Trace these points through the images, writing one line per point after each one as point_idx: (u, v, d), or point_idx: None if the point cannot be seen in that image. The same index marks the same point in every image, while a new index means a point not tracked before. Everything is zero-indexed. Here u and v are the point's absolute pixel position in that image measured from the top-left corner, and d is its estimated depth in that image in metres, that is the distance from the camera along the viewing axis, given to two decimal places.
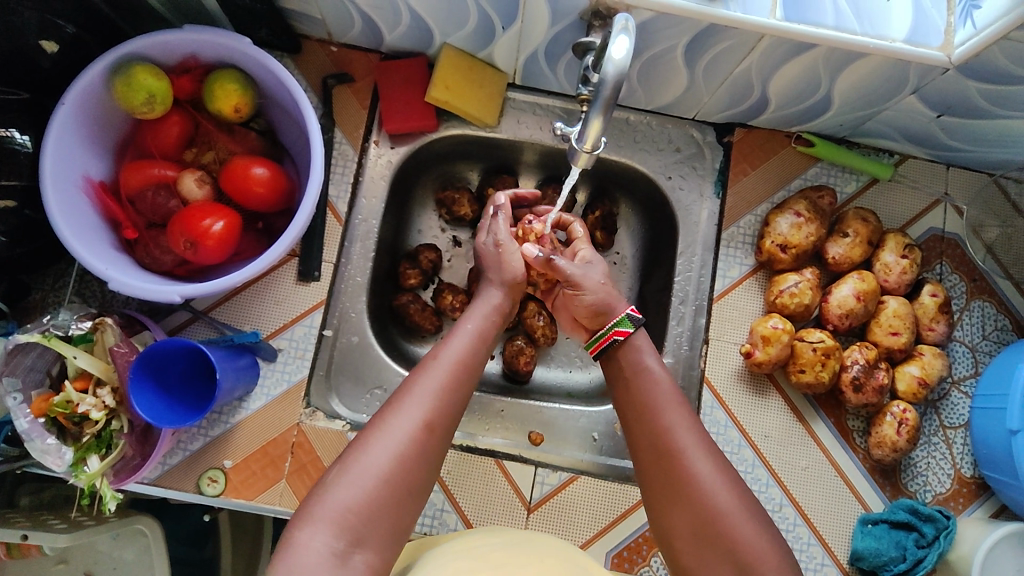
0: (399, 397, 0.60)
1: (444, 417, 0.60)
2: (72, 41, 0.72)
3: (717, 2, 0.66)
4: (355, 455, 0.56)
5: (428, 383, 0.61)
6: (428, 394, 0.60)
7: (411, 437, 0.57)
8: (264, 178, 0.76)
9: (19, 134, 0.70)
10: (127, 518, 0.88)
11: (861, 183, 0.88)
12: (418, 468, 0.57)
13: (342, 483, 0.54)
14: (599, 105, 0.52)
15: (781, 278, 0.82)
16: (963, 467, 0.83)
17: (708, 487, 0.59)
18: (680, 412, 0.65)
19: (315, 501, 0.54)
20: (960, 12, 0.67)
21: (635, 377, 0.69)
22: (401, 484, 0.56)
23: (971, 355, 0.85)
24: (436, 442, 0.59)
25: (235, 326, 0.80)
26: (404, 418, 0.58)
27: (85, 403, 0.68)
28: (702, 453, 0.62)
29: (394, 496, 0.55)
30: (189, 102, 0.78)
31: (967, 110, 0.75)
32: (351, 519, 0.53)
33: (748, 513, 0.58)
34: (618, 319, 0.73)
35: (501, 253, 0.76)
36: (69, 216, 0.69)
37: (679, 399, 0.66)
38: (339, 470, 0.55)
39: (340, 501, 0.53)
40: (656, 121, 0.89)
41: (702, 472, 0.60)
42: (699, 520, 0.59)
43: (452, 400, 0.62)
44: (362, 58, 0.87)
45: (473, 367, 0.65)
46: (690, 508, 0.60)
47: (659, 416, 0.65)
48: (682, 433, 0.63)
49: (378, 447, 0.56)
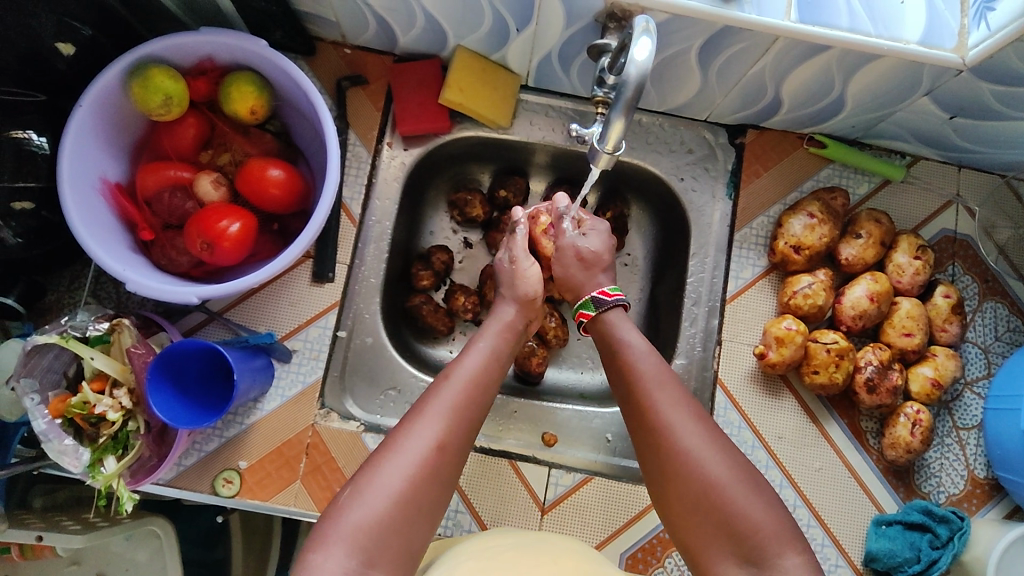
0: (411, 418, 0.60)
1: (457, 437, 0.60)
2: (89, 43, 0.73)
3: (732, 4, 0.66)
4: (366, 476, 0.56)
5: (442, 403, 0.61)
6: (441, 413, 0.60)
7: (423, 458, 0.57)
8: (279, 179, 0.76)
9: (37, 135, 0.70)
10: (140, 520, 0.89)
11: (873, 184, 0.88)
12: (431, 489, 0.57)
13: (355, 504, 0.55)
14: (620, 107, 0.52)
15: (795, 279, 0.83)
16: (977, 468, 0.83)
17: (698, 456, 0.59)
18: (665, 385, 0.65)
19: (329, 520, 0.54)
20: (974, 14, 0.67)
21: (619, 354, 0.69)
22: (414, 506, 0.56)
23: (984, 356, 0.85)
24: (448, 463, 0.59)
25: (249, 326, 0.81)
26: (417, 441, 0.58)
27: (102, 403, 0.69)
28: (689, 423, 0.62)
29: (407, 517, 0.55)
30: (205, 104, 0.78)
31: (980, 111, 0.76)
32: (363, 540, 0.53)
33: (742, 482, 0.58)
34: (583, 301, 0.75)
35: (515, 267, 0.76)
36: (87, 217, 0.69)
37: (664, 372, 0.66)
38: (352, 491, 0.56)
39: (353, 522, 0.54)
40: (668, 123, 0.90)
41: (690, 443, 0.60)
42: (693, 490, 0.59)
43: (466, 420, 0.61)
44: (376, 60, 0.87)
45: (487, 387, 0.65)
46: (682, 479, 0.60)
47: (644, 389, 0.64)
48: (667, 405, 0.63)
49: (391, 468, 0.56)
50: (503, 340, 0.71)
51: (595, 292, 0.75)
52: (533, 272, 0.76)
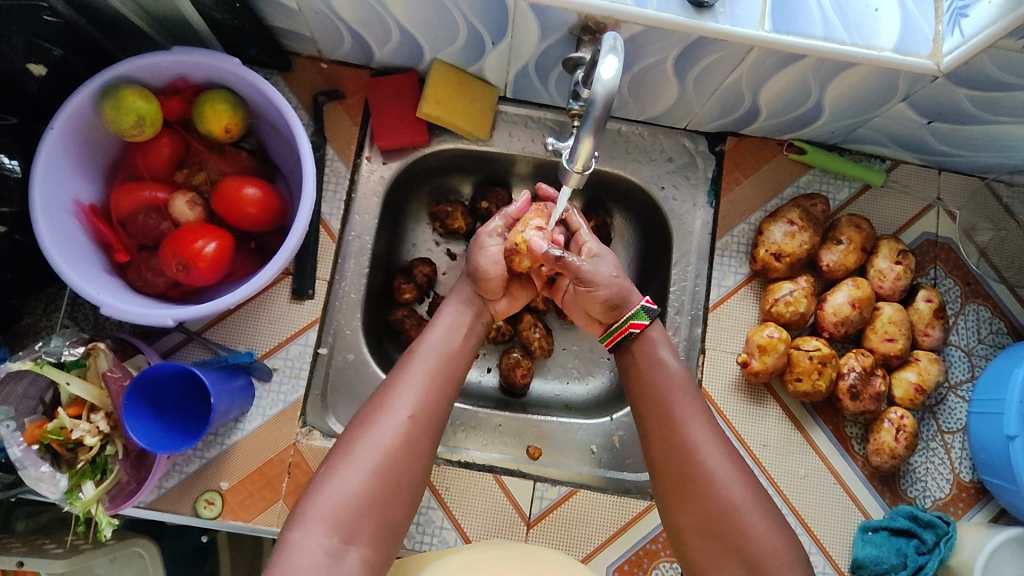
0: (386, 394, 0.62)
1: (430, 411, 0.62)
2: (60, 63, 0.72)
3: (705, 15, 0.66)
4: (344, 454, 0.58)
5: (412, 379, 0.63)
6: (413, 386, 0.63)
7: (399, 432, 0.60)
8: (255, 198, 0.75)
9: (8, 158, 0.69)
10: (125, 540, 0.88)
11: (853, 190, 0.88)
12: (406, 464, 0.59)
13: (332, 481, 0.57)
14: (589, 125, 0.52)
15: (776, 287, 0.82)
16: (962, 472, 0.83)
17: (719, 480, 0.61)
18: (690, 405, 0.65)
19: (307, 501, 0.56)
20: (948, 20, 0.67)
21: (645, 369, 0.69)
22: (393, 481, 0.58)
23: (967, 359, 0.86)
24: (422, 434, 0.61)
25: (229, 346, 0.80)
26: (390, 416, 0.60)
27: (79, 428, 0.68)
28: (713, 444, 0.63)
29: (385, 489, 0.58)
30: (179, 123, 0.78)
31: (957, 116, 0.76)
32: (342, 515, 0.55)
33: (756, 507, 0.60)
34: (633, 311, 0.72)
35: (478, 243, 0.78)
36: (59, 240, 0.68)
37: (689, 385, 0.67)
38: (329, 469, 0.58)
39: (330, 500, 0.56)
40: (648, 132, 0.90)
41: (713, 466, 0.62)
42: (707, 511, 0.61)
43: (438, 394, 0.64)
44: (353, 75, 0.87)
45: (453, 358, 0.67)
46: (698, 499, 0.61)
47: (671, 403, 0.65)
48: (692, 426, 0.64)
49: (368, 443, 0.59)
50: (465, 314, 0.73)
51: (646, 300, 0.72)
52: (493, 254, 0.76)
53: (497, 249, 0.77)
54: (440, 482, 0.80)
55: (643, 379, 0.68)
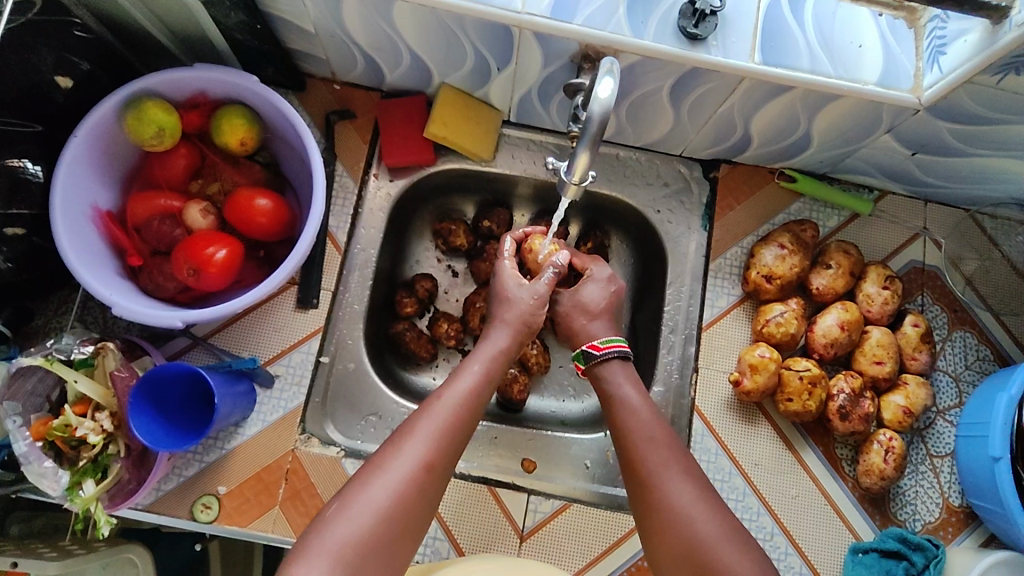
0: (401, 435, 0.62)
1: (446, 453, 0.62)
2: (86, 77, 0.76)
3: (699, 46, 0.70)
4: (353, 492, 0.59)
5: (430, 424, 0.63)
6: (431, 428, 0.63)
7: (412, 472, 0.60)
8: (267, 209, 0.78)
9: (32, 164, 0.73)
10: (115, 547, 0.89)
11: (843, 218, 0.92)
12: (416, 503, 0.60)
13: (341, 518, 0.57)
14: (586, 141, 0.55)
15: (767, 308, 0.85)
16: (951, 496, 0.84)
17: (692, 518, 0.61)
18: (658, 446, 0.66)
19: (314, 537, 0.56)
20: (927, 57, 0.71)
21: (614, 411, 0.71)
22: (400, 522, 0.58)
23: (955, 384, 0.87)
24: (436, 478, 0.61)
25: (233, 352, 0.82)
26: (405, 456, 0.60)
27: (83, 426, 0.69)
28: (683, 483, 0.64)
29: (394, 532, 0.58)
30: (197, 136, 0.81)
31: (939, 148, 0.79)
32: (349, 554, 0.56)
33: (731, 544, 0.60)
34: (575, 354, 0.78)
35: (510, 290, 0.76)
36: (76, 242, 0.71)
37: (660, 429, 0.68)
38: (339, 506, 0.58)
39: (339, 536, 0.56)
40: (645, 158, 0.93)
41: (681, 503, 0.62)
42: (683, 549, 0.61)
43: (457, 434, 0.64)
44: (364, 97, 0.91)
45: (478, 405, 0.67)
46: (674, 537, 0.61)
47: (642, 450, 0.66)
48: (660, 466, 0.65)
49: (379, 483, 0.59)
50: (496, 363, 0.71)
51: (584, 343, 0.76)
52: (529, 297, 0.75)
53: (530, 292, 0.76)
54: None
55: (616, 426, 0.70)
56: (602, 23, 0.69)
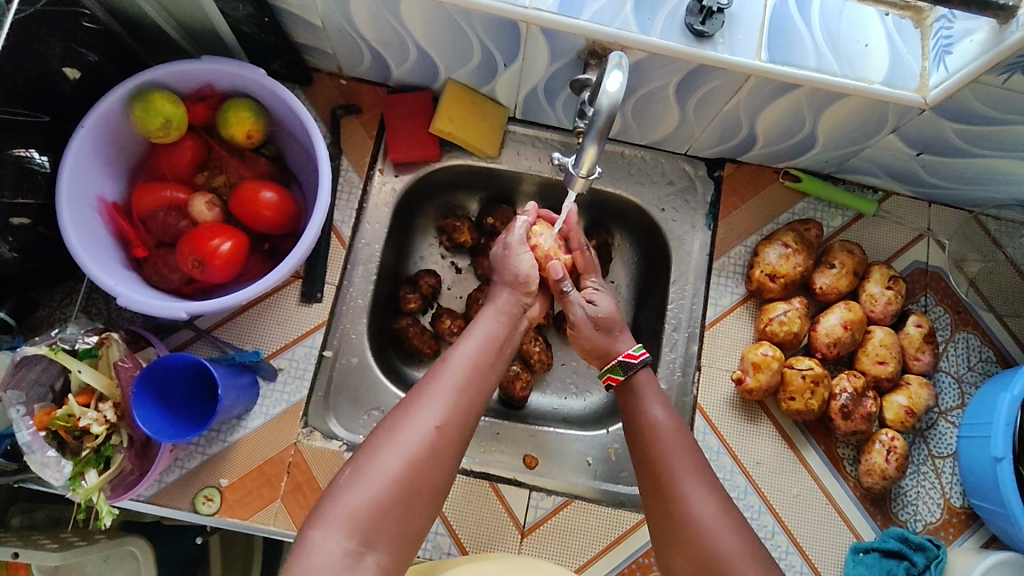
0: (415, 403, 0.63)
1: (457, 418, 0.63)
2: (94, 68, 0.77)
3: (706, 44, 0.70)
4: (365, 459, 0.59)
5: (441, 388, 0.64)
6: (443, 396, 0.64)
7: (425, 439, 0.61)
8: (272, 202, 0.78)
9: (38, 154, 0.73)
10: (118, 539, 0.89)
11: (847, 218, 0.92)
12: (430, 467, 0.60)
13: (354, 484, 0.58)
14: (592, 135, 0.55)
15: (771, 307, 0.85)
16: (953, 497, 0.84)
17: (713, 532, 0.61)
18: (683, 455, 0.67)
19: (327, 504, 0.57)
20: (934, 57, 0.71)
21: (639, 423, 0.70)
22: (413, 487, 0.59)
23: (957, 385, 0.87)
24: (450, 443, 0.62)
25: (236, 345, 0.82)
26: (417, 423, 0.61)
27: (86, 417, 0.70)
28: (704, 495, 0.64)
29: (407, 497, 0.59)
30: (203, 128, 0.81)
31: (944, 148, 0.79)
32: (360, 521, 0.56)
33: (750, 561, 0.59)
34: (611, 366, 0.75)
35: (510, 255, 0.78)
36: (81, 232, 0.71)
37: (683, 439, 0.68)
38: (351, 473, 0.59)
39: (350, 503, 0.57)
40: (650, 156, 0.93)
41: (703, 518, 0.62)
42: (703, 564, 0.60)
43: (467, 399, 0.65)
44: (370, 92, 0.91)
45: (488, 367, 0.68)
46: (692, 549, 0.61)
47: (666, 458, 0.66)
48: (683, 479, 0.65)
49: (392, 450, 0.60)
50: (501, 324, 0.74)
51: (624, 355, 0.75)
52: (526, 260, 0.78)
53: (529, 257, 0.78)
54: None
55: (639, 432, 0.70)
56: (609, 19, 0.69)
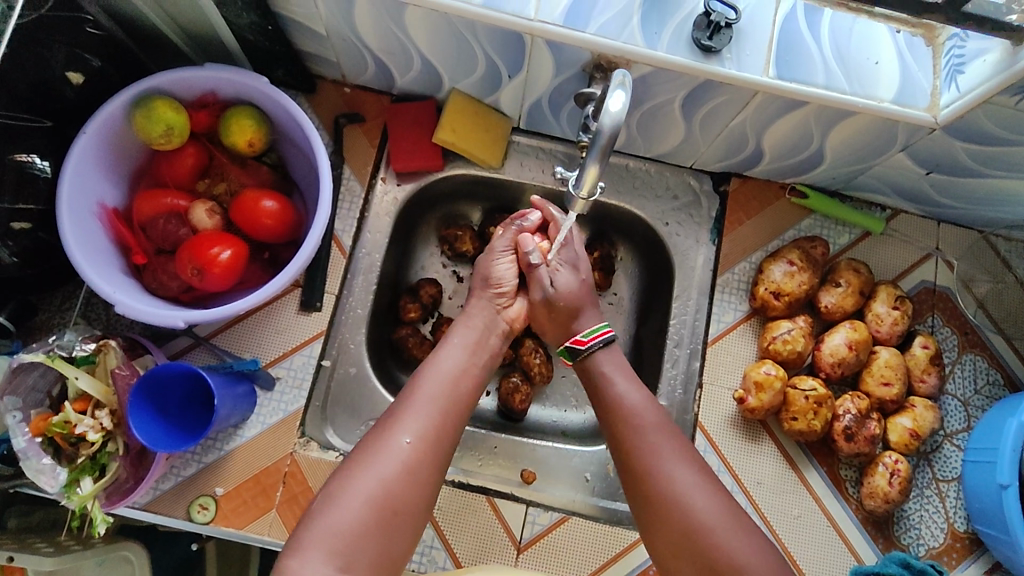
0: (389, 420, 0.64)
1: (433, 437, 0.63)
2: (97, 73, 0.77)
3: (713, 59, 0.69)
4: (341, 482, 0.59)
5: (415, 407, 0.64)
6: (417, 413, 0.64)
7: (401, 459, 0.61)
8: (273, 210, 0.78)
9: (40, 159, 0.73)
10: (113, 544, 0.89)
11: (854, 236, 0.90)
12: (408, 489, 0.60)
13: (331, 509, 0.57)
14: (595, 154, 0.54)
15: (774, 325, 0.84)
16: (957, 522, 0.82)
17: (687, 497, 0.62)
18: (648, 423, 0.68)
19: (304, 530, 0.57)
20: (945, 76, 0.70)
21: (606, 400, 0.72)
22: (391, 508, 0.59)
23: (963, 408, 0.86)
24: (426, 461, 0.62)
25: (234, 353, 0.82)
26: (393, 441, 0.61)
27: (82, 424, 0.69)
28: (676, 463, 0.65)
29: (384, 517, 0.58)
30: (206, 135, 0.81)
31: (955, 168, 0.78)
32: (340, 543, 0.56)
33: (726, 520, 0.61)
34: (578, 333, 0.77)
35: (489, 258, 0.80)
36: (81, 238, 0.71)
37: (654, 411, 0.69)
38: (326, 498, 0.58)
39: (329, 525, 0.56)
40: (655, 169, 0.92)
41: (677, 484, 0.63)
42: (678, 527, 0.62)
43: (444, 417, 0.65)
44: (374, 100, 0.91)
45: (462, 387, 0.69)
46: (669, 516, 0.62)
47: (635, 431, 0.68)
48: (655, 448, 0.66)
49: (367, 471, 0.59)
50: (475, 337, 0.75)
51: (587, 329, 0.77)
52: (503, 263, 0.80)
53: (505, 261, 0.80)
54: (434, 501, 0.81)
55: (608, 408, 0.71)
56: (615, 33, 0.69)
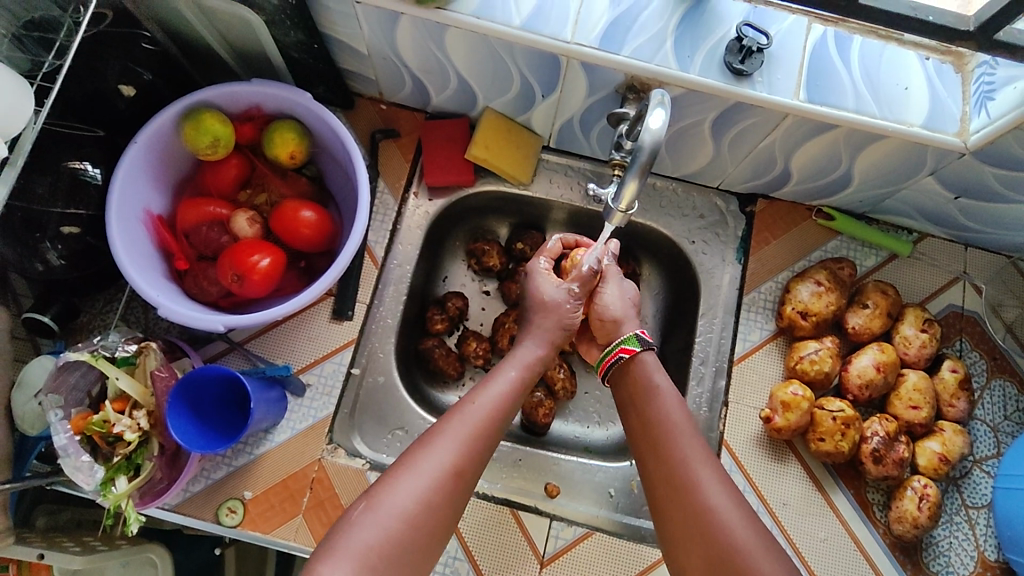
0: (427, 438, 0.64)
1: (469, 461, 0.63)
2: (149, 86, 0.80)
3: (745, 82, 0.71)
4: (379, 493, 0.59)
5: (458, 424, 0.65)
6: (452, 435, 0.64)
7: (436, 479, 0.61)
8: (312, 221, 0.80)
9: (92, 167, 0.75)
10: (137, 546, 0.89)
11: (880, 258, 0.91)
12: (438, 510, 0.60)
13: (364, 520, 0.57)
14: (635, 170, 0.56)
15: (801, 345, 0.84)
16: (987, 550, 0.81)
17: (731, 524, 0.60)
18: (693, 442, 0.67)
19: (338, 537, 0.56)
20: (975, 102, 0.71)
21: (651, 414, 0.70)
22: (422, 526, 0.59)
23: (993, 434, 0.85)
24: (459, 484, 0.62)
25: (267, 358, 0.84)
26: (430, 461, 0.61)
27: (121, 423, 0.71)
28: (718, 486, 0.63)
29: (414, 534, 0.58)
30: (249, 147, 0.84)
31: (983, 193, 0.79)
32: (371, 557, 0.55)
33: (767, 551, 0.58)
34: (624, 337, 0.76)
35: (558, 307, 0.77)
36: (128, 244, 0.73)
37: (695, 432, 0.68)
38: (363, 507, 0.58)
39: (362, 538, 0.56)
40: (681, 189, 0.94)
41: (719, 508, 0.61)
42: (717, 554, 0.59)
43: (480, 443, 0.65)
44: (409, 117, 0.94)
45: (508, 412, 0.69)
46: (710, 544, 0.60)
47: (677, 450, 0.66)
48: (696, 467, 0.64)
49: (403, 484, 0.59)
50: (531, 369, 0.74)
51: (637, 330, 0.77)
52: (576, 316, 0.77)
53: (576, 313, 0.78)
54: None
55: (650, 422, 0.70)
56: (649, 56, 0.71)
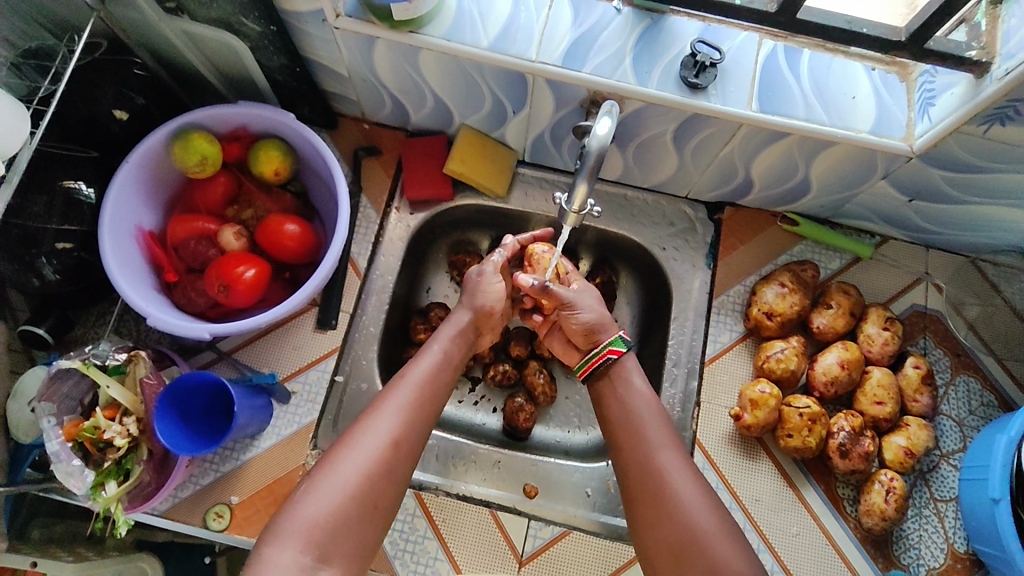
0: (367, 416, 0.67)
1: (408, 436, 0.67)
2: (141, 110, 0.85)
3: (700, 94, 0.75)
4: (323, 473, 0.62)
5: (396, 402, 0.68)
6: (391, 412, 0.67)
7: (377, 455, 0.64)
8: (295, 234, 0.84)
9: (85, 186, 0.80)
10: (127, 556, 0.93)
11: (844, 261, 0.94)
12: (381, 485, 0.63)
13: (309, 499, 0.60)
14: (584, 173, 0.60)
15: (769, 344, 0.87)
16: (956, 542, 0.83)
17: (692, 510, 0.63)
18: (663, 433, 0.70)
19: (284, 516, 0.59)
20: (918, 108, 0.75)
21: (623, 406, 0.73)
22: (367, 501, 0.62)
23: (959, 429, 0.88)
24: (399, 459, 0.65)
25: (254, 367, 0.87)
26: (370, 438, 0.64)
27: (111, 429, 0.74)
28: (684, 473, 0.66)
29: (360, 510, 0.61)
30: (236, 165, 0.89)
31: (934, 195, 0.82)
32: (317, 534, 0.58)
33: (726, 536, 0.62)
34: (612, 338, 0.78)
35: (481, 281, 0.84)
36: (120, 257, 0.77)
37: (666, 424, 0.71)
38: (308, 487, 0.61)
39: (308, 515, 0.59)
40: (652, 199, 0.98)
41: (684, 494, 0.64)
42: (678, 537, 0.62)
43: (417, 419, 0.68)
44: (390, 135, 0.98)
45: (439, 388, 0.72)
46: (672, 527, 0.63)
47: (646, 440, 0.69)
48: (662, 456, 0.67)
49: (348, 462, 0.62)
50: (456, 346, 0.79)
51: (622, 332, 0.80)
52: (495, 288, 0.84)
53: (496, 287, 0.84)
54: (438, 512, 0.83)
55: (622, 412, 0.73)
56: (609, 72, 0.75)
